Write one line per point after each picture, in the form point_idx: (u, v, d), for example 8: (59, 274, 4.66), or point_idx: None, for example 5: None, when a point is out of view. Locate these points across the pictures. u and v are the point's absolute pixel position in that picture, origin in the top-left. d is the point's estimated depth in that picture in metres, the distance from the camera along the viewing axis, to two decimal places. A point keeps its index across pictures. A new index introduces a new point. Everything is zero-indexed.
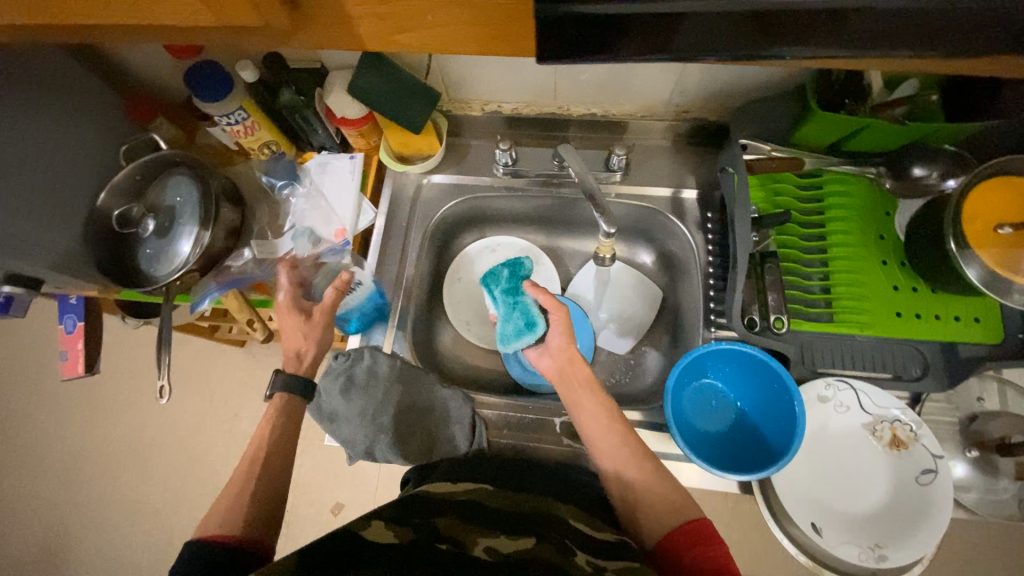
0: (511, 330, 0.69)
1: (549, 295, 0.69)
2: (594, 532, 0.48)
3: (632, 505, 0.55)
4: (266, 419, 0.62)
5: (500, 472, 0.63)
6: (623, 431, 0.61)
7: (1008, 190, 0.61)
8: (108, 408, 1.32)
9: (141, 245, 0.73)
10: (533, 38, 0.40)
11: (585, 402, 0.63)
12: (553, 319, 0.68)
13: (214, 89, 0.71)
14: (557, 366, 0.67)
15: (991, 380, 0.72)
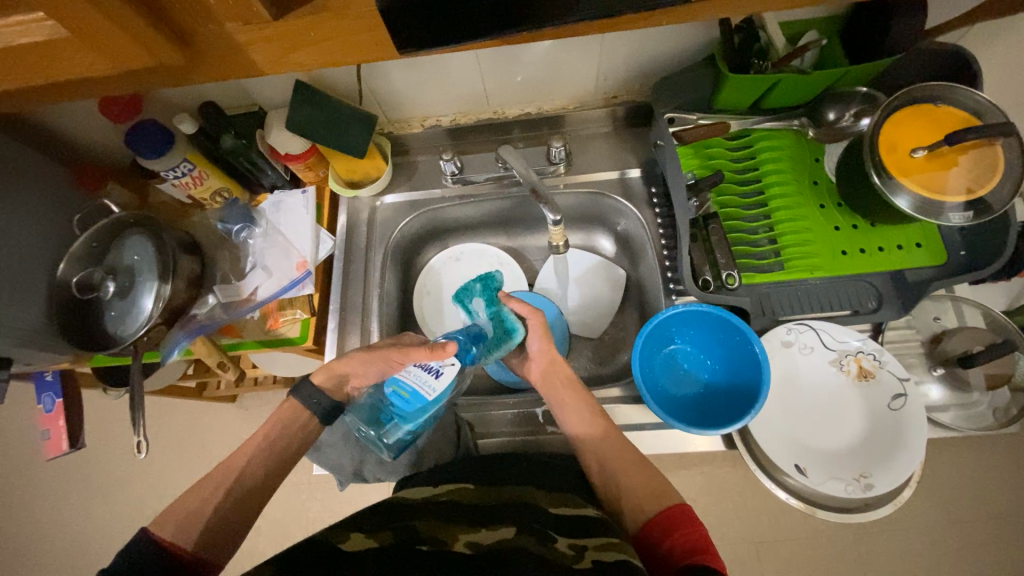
0: (489, 341, 0.67)
1: (523, 301, 0.67)
2: (575, 512, 0.50)
3: (615, 483, 0.56)
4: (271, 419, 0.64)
5: (487, 469, 0.64)
6: (594, 408, 0.63)
7: (919, 117, 0.64)
8: (104, 484, 1.29)
9: (106, 308, 0.73)
10: (423, 38, 0.42)
11: (559, 385, 0.65)
12: (530, 324, 0.67)
13: (155, 143, 0.72)
14: (540, 369, 0.67)
15: (946, 299, 0.75)
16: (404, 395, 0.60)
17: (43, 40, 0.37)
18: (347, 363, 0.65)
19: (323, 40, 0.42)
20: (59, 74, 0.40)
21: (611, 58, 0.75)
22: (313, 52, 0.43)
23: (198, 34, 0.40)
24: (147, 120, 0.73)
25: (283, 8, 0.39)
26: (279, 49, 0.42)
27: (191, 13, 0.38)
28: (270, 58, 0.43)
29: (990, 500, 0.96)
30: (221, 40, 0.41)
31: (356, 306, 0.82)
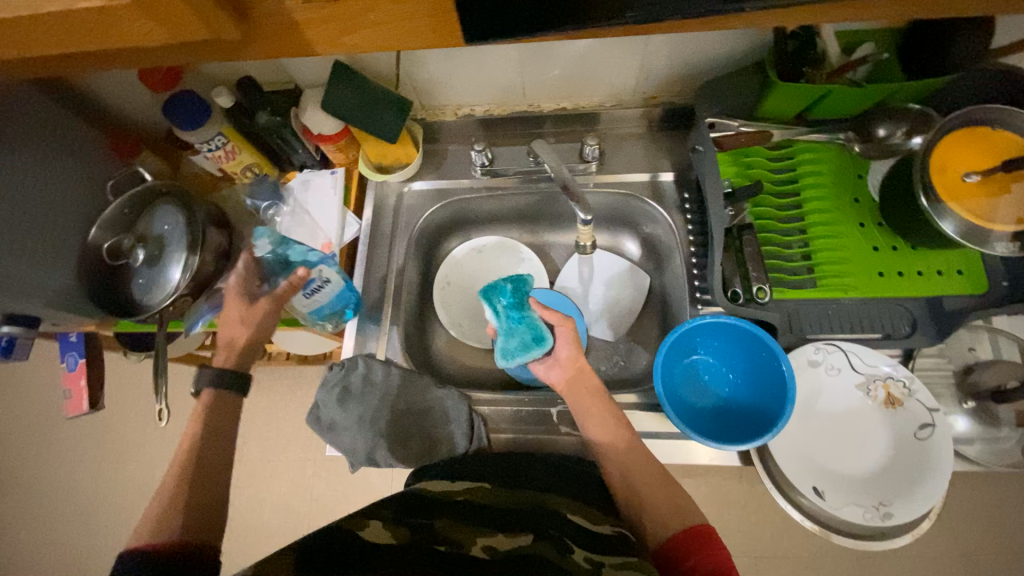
0: (515, 344, 0.67)
1: (553, 310, 0.69)
2: (593, 526, 0.50)
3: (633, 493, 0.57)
4: (197, 417, 0.64)
5: (502, 473, 0.64)
6: (618, 416, 0.63)
7: (974, 140, 0.62)
8: (118, 444, 1.33)
9: (133, 276, 0.75)
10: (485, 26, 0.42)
11: (588, 392, 0.65)
12: (560, 332, 0.68)
13: (192, 116, 0.73)
14: (566, 375, 0.67)
15: (982, 330, 0.72)
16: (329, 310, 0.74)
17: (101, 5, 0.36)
18: (227, 330, 0.67)
19: (376, 23, 0.41)
20: (117, 41, 0.40)
21: (655, 58, 0.73)
22: (367, 35, 0.42)
23: (256, 11, 0.40)
24: (184, 92, 0.73)
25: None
26: (334, 31, 0.42)
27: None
28: (324, 38, 0.42)
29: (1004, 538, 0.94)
30: (278, 17, 0.40)
31: (377, 292, 0.82)
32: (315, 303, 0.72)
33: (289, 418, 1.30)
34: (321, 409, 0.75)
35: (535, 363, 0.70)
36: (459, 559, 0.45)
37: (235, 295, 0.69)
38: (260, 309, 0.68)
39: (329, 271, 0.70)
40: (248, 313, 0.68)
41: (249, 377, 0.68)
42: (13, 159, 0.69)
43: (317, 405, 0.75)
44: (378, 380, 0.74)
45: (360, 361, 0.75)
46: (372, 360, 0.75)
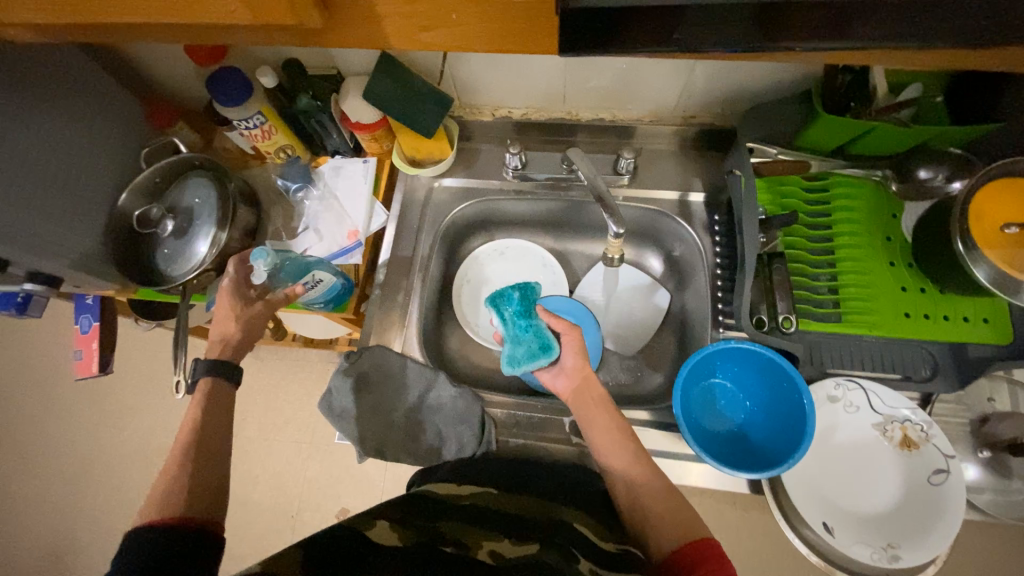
0: (523, 352, 0.68)
1: (559, 318, 0.71)
2: (598, 543, 0.51)
3: (641, 515, 0.57)
4: (193, 406, 0.63)
5: (509, 475, 0.65)
6: (624, 430, 0.63)
7: (1014, 190, 0.62)
8: (119, 409, 1.33)
9: (160, 245, 0.75)
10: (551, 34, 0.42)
11: (593, 401, 0.66)
12: (567, 340, 0.69)
13: (234, 93, 0.72)
14: (571, 385, 0.68)
15: (1002, 381, 0.72)
16: (323, 300, 0.76)
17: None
18: (218, 325, 0.67)
19: (459, 24, 0.42)
20: (196, 19, 0.41)
21: (700, 79, 0.73)
22: (445, 34, 0.44)
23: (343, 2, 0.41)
24: (229, 69, 0.73)
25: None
26: (414, 26, 0.43)
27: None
28: (402, 33, 0.44)
29: None
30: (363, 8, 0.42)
31: (398, 284, 0.82)
32: (309, 301, 0.75)
33: (290, 400, 1.29)
34: (334, 397, 0.74)
35: (542, 371, 0.71)
36: (468, 561, 0.45)
37: (227, 295, 0.69)
38: (254, 312, 0.69)
39: (322, 272, 0.73)
40: (241, 312, 0.68)
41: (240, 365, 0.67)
42: (55, 119, 0.69)
43: (330, 391, 0.75)
44: (393, 370, 0.76)
45: (377, 350, 0.76)
46: (388, 351, 0.76)
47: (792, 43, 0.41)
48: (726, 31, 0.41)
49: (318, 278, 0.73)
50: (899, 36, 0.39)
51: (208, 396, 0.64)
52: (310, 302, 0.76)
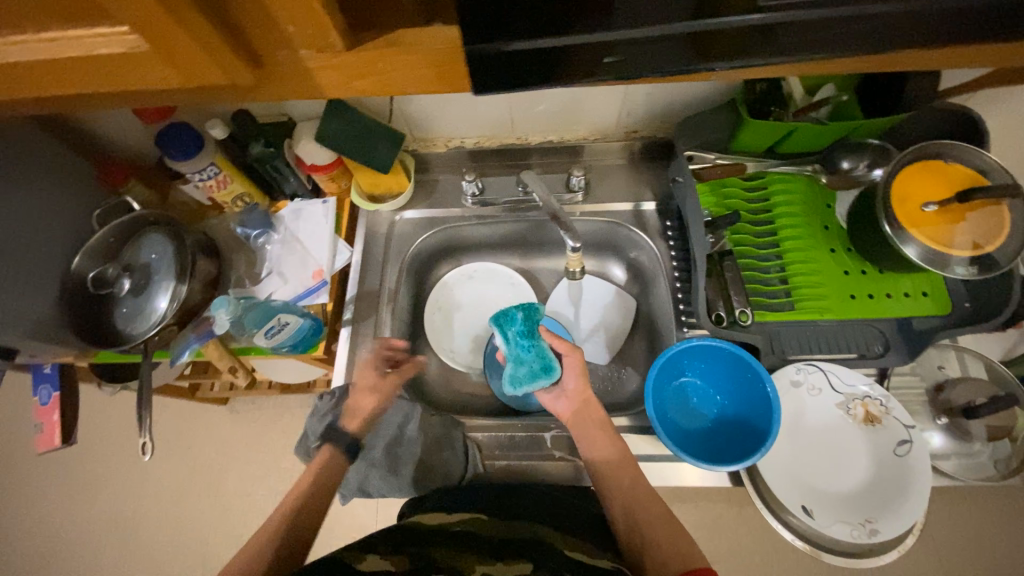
0: (524, 372, 0.69)
1: (561, 338, 0.71)
2: (591, 560, 0.51)
3: (636, 532, 0.58)
4: (311, 470, 0.63)
5: (499, 502, 0.65)
6: (625, 453, 0.66)
7: (929, 172, 0.67)
8: (88, 481, 1.26)
9: (118, 304, 0.74)
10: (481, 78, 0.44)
11: (591, 424, 0.67)
12: (569, 361, 0.70)
13: (184, 147, 0.73)
14: (572, 407, 0.69)
15: (950, 348, 0.77)
16: (292, 342, 0.76)
17: (124, 52, 0.37)
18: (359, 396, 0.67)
19: (386, 71, 0.44)
20: (132, 84, 0.42)
21: (635, 96, 0.78)
22: (377, 81, 0.45)
23: (271, 60, 0.41)
24: (177, 123, 0.74)
25: (357, 42, 0.42)
26: (346, 76, 0.44)
27: (270, 40, 0.40)
28: (334, 84, 0.44)
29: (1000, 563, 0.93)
30: (292, 64, 0.42)
31: (369, 320, 0.82)
32: (277, 345, 0.75)
33: (272, 449, 1.25)
34: (309, 440, 0.74)
35: (542, 393, 0.71)
36: None
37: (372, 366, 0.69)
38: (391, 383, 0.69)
39: (288, 314, 0.73)
40: (380, 384, 0.68)
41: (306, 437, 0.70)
42: None
43: (306, 435, 0.74)
44: None
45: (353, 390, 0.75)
46: (362, 387, 0.75)
47: (712, 65, 0.43)
48: (661, 58, 0.42)
49: (280, 321, 0.72)
50: (810, 49, 0.41)
51: (327, 463, 0.64)
52: (279, 345, 0.76)
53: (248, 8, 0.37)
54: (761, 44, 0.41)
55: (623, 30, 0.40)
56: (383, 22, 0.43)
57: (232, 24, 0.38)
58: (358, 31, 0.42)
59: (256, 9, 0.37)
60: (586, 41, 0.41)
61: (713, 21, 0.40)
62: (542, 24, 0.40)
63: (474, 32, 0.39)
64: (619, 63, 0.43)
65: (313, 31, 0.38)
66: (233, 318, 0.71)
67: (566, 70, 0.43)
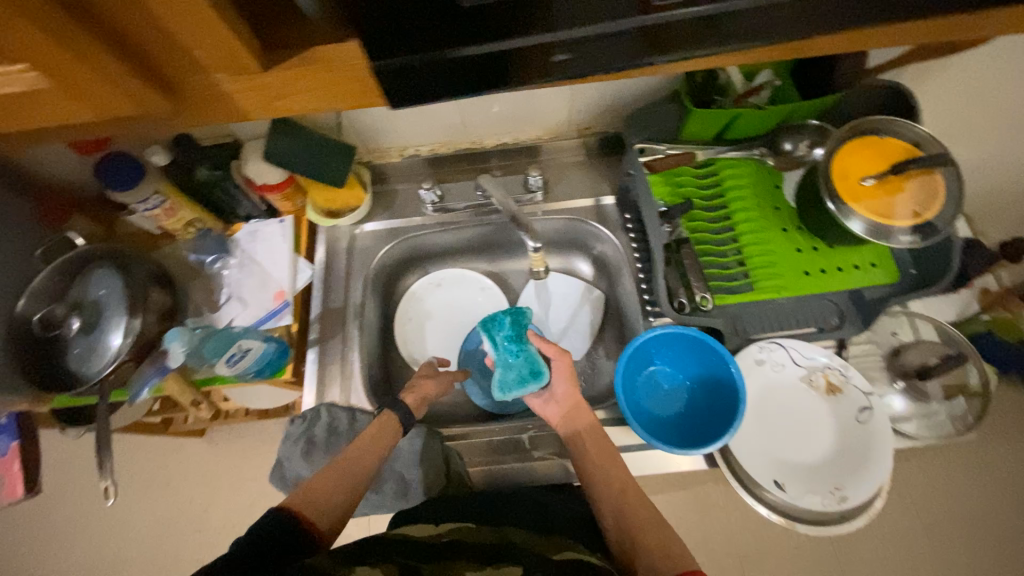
0: (513, 377, 0.73)
1: (550, 343, 0.75)
2: (586, 559, 0.52)
3: (626, 529, 0.59)
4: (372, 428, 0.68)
5: (494, 516, 0.66)
6: (614, 456, 0.67)
7: (867, 148, 0.69)
8: (60, 531, 1.20)
9: (68, 346, 0.70)
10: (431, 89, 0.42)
11: (580, 428, 0.69)
12: (557, 365, 0.74)
13: (125, 177, 0.71)
14: (562, 410, 0.72)
15: (901, 315, 0.80)
16: (256, 368, 0.74)
17: (22, 89, 0.36)
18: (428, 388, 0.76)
19: (311, 90, 0.43)
20: (38, 122, 0.40)
21: (584, 94, 0.79)
22: (299, 100, 0.44)
23: (183, 86, 0.41)
24: (116, 153, 0.71)
25: (272, 61, 0.41)
26: (264, 98, 0.43)
27: (178, 66, 0.39)
28: (254, 106, 0.43)
29: (975, 516, 0.97)
30: (207, 88, 0.41)
31: (337, 337, 0.81)
32: (241, 372, 0.73)
33: (254, 478, 1.22)
34: (286, 466, 0.72)
35: (532, 398, 0.75)
36: None
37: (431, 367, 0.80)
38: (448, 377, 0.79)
39: (249, 339, 0.71)
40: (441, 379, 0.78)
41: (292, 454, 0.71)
42: None
43: (280, 462, 0.73)
44: (341, 428, 0.72)
45: (327, 411, 0.73)
46: (335, 408, 0.74)
47: (657, 59, 0.43)
48: (613, 54, 0.42)
49: (241, 346, 0.71)
50: (748, 39, 0.42)
51: (382, 422, 0.68)
52: (243, 372, 0.74)
53: (149, 36, 0.36)
54: (708, 34, 0.41)
55: (572, 30, 0.39)
56: (298, 39, 0.42)
57: (135, 53, 0.37)
58: (273, 48, 0.41)
59: (156, 36, 0.36)
60: (537, 42, 0.40)
61: (655, 16, 0.39)
62: (486, 29, 0.39)
63: (419, 42, 0.38)
64: (569, 66, 0.42)
65: (222, 52, 0.38)
66: (189, 350, 0.70)
67: (520, 73, 0.42)
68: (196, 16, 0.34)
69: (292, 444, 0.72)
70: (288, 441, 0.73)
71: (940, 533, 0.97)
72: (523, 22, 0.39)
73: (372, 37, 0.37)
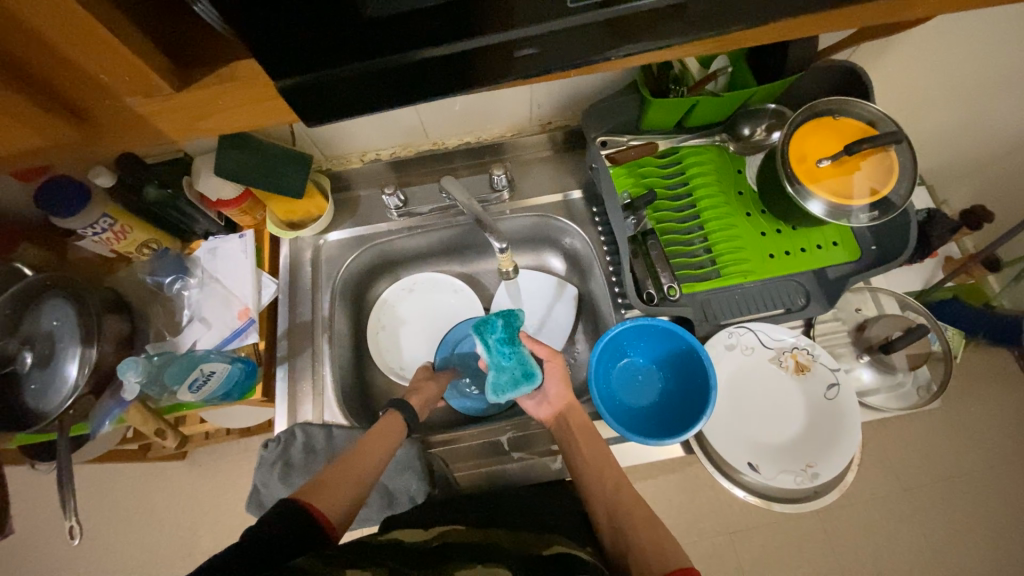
0: (506, 380, 0.74)
1: (541, 344, 0.77)
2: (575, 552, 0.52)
3: (620, 527, 0.60)
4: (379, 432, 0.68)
5: (479, 509, 0.66)
6: (607, 455, 0.68)
7: (823, 129, 0.70)
8: (41, 568, 1.17)
9: (22, 383, 0.67)
10: (390, 95, 0.41)
11: (573, 425, 0.70)
12: (551, 367, 0.76)
13: (68, 201, 0.67)
14: (555, 412, 0.74)
15: (865, 291, 0.82)
16: (223, 391, 0.73)
17: None
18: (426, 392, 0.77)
19: (231, 107, 0.43)
20: None
21: (543, 90, 0.78)
22: (222, 119, 0.44)
23: (98, 110, 0.42)
24: (58, 178, 0.68)
25: (187, 79, 0.40)
26: (185, 119, 0.43)
27: (88, 92, 0.40)
28: (176, 125, 0.44)
29: (951, 476, 1.01)
30: (123, 111, 0.42)
31: (309, 351, 0.79)
32: (208, 396, 0.72)
33: (241, 497, 1.20)
34: (263, 492, 0.71)
35: (525, 399, 0.76)
36: None
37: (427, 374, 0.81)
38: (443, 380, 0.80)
39: (215, 362, 0.70)
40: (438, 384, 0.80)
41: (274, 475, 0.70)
42: None
43: (257, 489, 0.71)
44: (319, 446, 0.71)
45: (301, 429, 0.72)
46: (310, 426, 0.73)
47: (615, 51, 0.42)
48: (575, 48, 0.40)
49: (206, 370, 0.70)
50: (706, 27, 0.41)
51: (387, 426, 0.69)
52: (210, 396, 0.73)
53: (52, 62, 0.37)
54: (671, 20, 0.40)
55: (534, 25, 0.37)
56: (217, 55, 0.41)
57: (39, 81, 0.38)
58: (188, 65, 0.41)
59: (59, 64, 0.37)
60: (498, 40, 0.38)
61: (625, 7, 0.37)
62: (439, 32, 0.36)
63: (373, 49, 0.36)
64: (531, 63, 0.41)
65: (130, 78, 0.38)
66: (145, 380, 0.67)
67: (481, 73, 0.41)
68: (96, 44, 0.34)
69: (268, 467, 0.71)
70: (264, 464, 0.71)
71: (917, 494, 1.00)
72: (483, 24, 0.36)
73: (318, 51, 0.35)
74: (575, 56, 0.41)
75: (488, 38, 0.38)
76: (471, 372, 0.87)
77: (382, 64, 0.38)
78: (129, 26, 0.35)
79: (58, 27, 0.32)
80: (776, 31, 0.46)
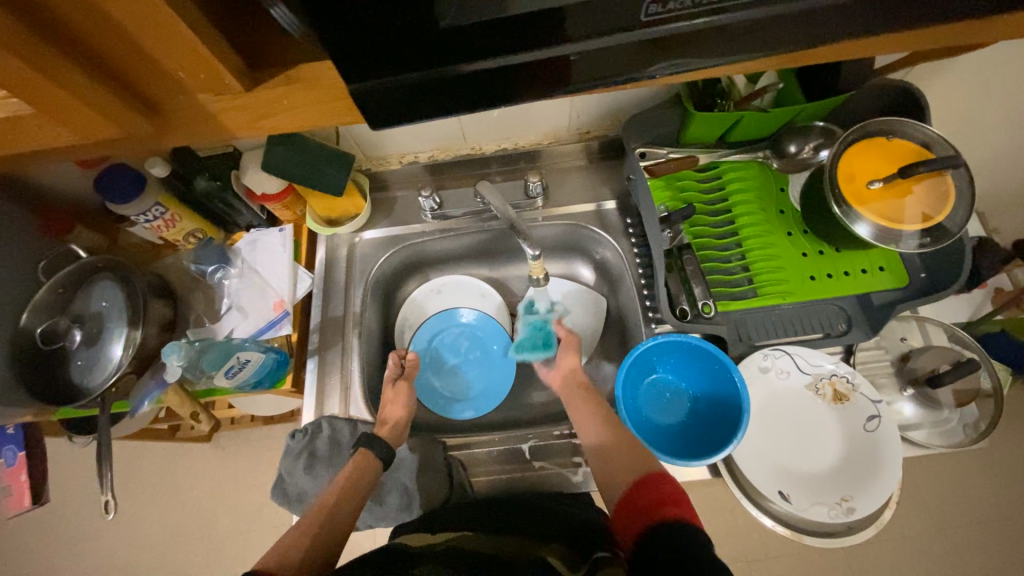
0: (526, 343, 0.86)
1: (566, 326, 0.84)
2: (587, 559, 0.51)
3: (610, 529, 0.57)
4: (350, 470, 0.65)
5: (495, 517, 0.65)
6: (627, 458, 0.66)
7: (874, 150, 0.67)
8: (71, 535, 1.23)
9: (71, 358, 0.70)
10: (437, 105, 0.42)
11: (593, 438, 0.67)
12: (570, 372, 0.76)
13: (126, 189, 0.71)
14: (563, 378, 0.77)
15: (911, 320, 0.78)
16: (255, 380, 0.75)
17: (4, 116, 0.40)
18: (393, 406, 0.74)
19: (292, 108, 0.44)
20: (22, 144, 0.43)
21: (583, 100, 0.78)
22: (285, 118, 0.45)
23: (171, 103, 0.44)
24: (120, 167, 0.71)
25: (256, 81, 0.42)
26: (250, 116, 0.44)
27: (160, 87, 0.42)
28: (240, 123, 0.45)
29: (991, 523, 0.95)
30: (194, 108, 0.44)
31: (337, 346, 0.81)
32: (241, 383, 0.74)
33: (259, 482, 1.23)
34: (287, 481, 0.73)
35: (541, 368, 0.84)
36: None
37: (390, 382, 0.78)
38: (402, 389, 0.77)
39: (248, 351, 0.72)
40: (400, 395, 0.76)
41: (297, 466, 0.72)
42: None
43: (282, 477, 0.73)
44: (344, 439, 0.72)
45: (327, 424, 0.73)
46: (336, 419, 0.74)
47: (658, 68, 0.41)
48: (620, 63, 0.40)
49: (241, 358, 0.71)
50: (749, 49, 0.40)
51: (362, 462, 0.66)
52: (243, 383, 0.74)
53: (130, 59, 0.38)
54: (712, 39, 0.39)
55: (581, 42, 0.37)
56: (284, 59, 0.43)
57: (119, 76, 0.40)
58: (251, 68, 0.43)
59: (138, 59, 0.38)
60: (545, 55, 0.38)
61: (668, 27, 0.37)
62: (491, 45, 0.37)
63: (424, 61, 0.37)
64: (577, 75, 0.41)
65: (205, 74, 0.39)
66: (186, 364, 0.70)
67: (523, 89, 0.41)
68: (178, 42, 0.36)
69: (293, 457, 0.72)
70: (290, 454, 0.72)
71: (953, 534, 0.95)
72: (534, 38, 0.37)
73: (370, 61, 0.36)
74: (617, 72, 0.41)
75: (536, 53, 0.38)
76: (447, 371, 0.87)
77: (432, 75, 0.38)
78: (206, 31, 0.37)
79: (142, 27, 0.34)
80: (828, 51, 0.45)
